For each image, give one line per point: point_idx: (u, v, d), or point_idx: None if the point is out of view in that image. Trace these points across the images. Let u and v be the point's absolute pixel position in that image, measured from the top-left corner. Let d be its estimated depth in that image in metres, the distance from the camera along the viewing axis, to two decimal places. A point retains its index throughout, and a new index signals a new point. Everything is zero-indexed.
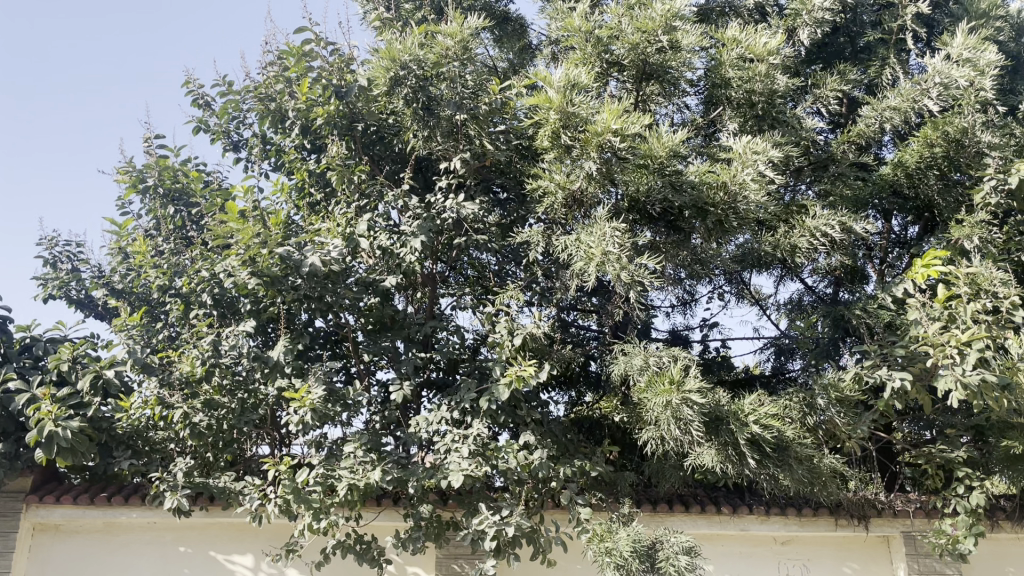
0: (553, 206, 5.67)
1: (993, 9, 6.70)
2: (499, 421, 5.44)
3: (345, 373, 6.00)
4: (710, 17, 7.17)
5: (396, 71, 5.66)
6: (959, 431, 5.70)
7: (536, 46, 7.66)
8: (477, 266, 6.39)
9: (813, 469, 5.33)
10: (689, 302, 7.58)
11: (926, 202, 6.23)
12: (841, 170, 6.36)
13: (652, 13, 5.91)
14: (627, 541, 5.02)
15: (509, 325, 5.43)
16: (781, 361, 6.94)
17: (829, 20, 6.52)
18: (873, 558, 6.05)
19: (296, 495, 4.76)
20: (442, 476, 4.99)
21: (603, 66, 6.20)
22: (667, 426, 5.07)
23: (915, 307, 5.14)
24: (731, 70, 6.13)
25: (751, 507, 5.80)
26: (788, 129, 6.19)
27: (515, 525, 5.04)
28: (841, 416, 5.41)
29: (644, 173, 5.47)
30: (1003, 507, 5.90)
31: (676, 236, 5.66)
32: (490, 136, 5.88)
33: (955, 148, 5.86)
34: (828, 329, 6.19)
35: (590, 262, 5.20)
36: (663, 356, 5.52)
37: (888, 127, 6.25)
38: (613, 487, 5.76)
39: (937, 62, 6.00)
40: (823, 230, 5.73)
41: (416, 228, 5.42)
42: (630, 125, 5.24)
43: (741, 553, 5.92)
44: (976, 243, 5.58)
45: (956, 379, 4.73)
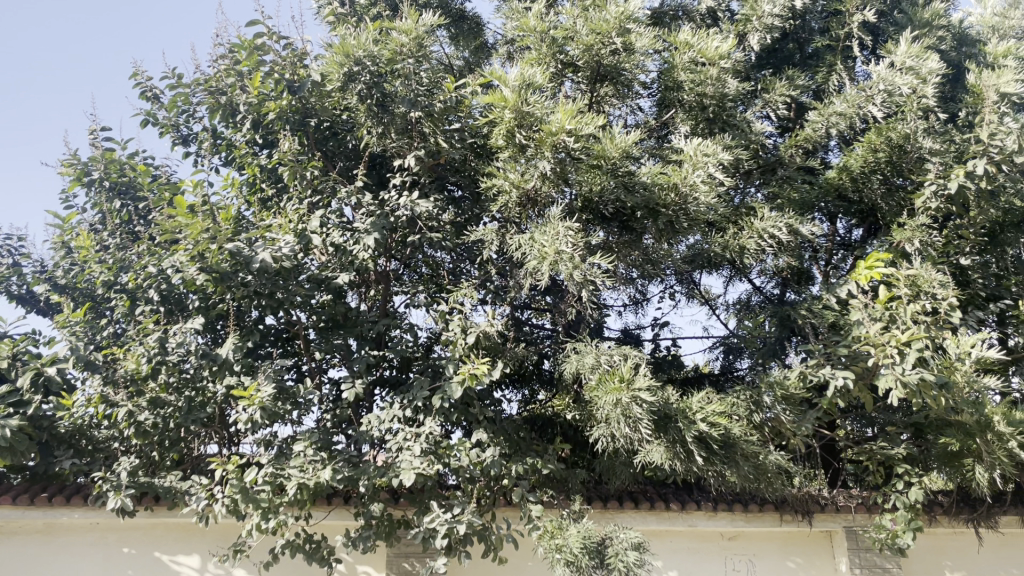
0: (508, 204, 5.72)
1: (937, 17, 6.81)
2: (452, 419, 5.44)
3: (297, 372, 5.94)
4: (663, 20, 7.29)
5: (350, 67, 5.64)
6: (899, 428, 5.87)
7: (492, 45, 7.69)
8: (432, 264, 6.36)
9: (759, 465, 5.44)
10: (640, 302, 7.67)
11: (871, 206, 6.39)
12: (789, 173, 6.50)
13: (606, 16, 5.90)
14: (577, 538, 5.06)
15: (462, 323, 5.44)
16: (730, 359, 7.10)
17: (778, 26, 6.63)
18: (816, 552, 6.19)
19: (244, 494, 4.70)
20: (394, 474, 4.98)
21: (558, 67, 6.27)
22: (617, 424, 5.12)
23: (858, 307, 5.29)
24: (683, 73, 6.23)
25: (699, 503, 5.90)
26: (738, 133, 6.31)
27: (466, 523, 5.04)
28: (787, 413, 5.52)
29: (597, 173, 5.49)
30: (941, 502, 6.01)
31: (628, 235, 5.73)
32: (445, 134, 5.89)
33: (898, 153, 6.05)
34: (774, 328, 6.38)
35: (544, 261, 5.23)
36: (614, 355, 5.60)
37: (834, 132, 6.44)
38: (565, 484, 5.80)
39: (881, 70, 6.17)
40: (771, 232, 5.83)
41: (370, 225, 5.39)
42: (584, 126, 5.26)
43: (689, 548, 6.03)
44: (917, 247, 5.76)
45: (896, 378, 4.88)
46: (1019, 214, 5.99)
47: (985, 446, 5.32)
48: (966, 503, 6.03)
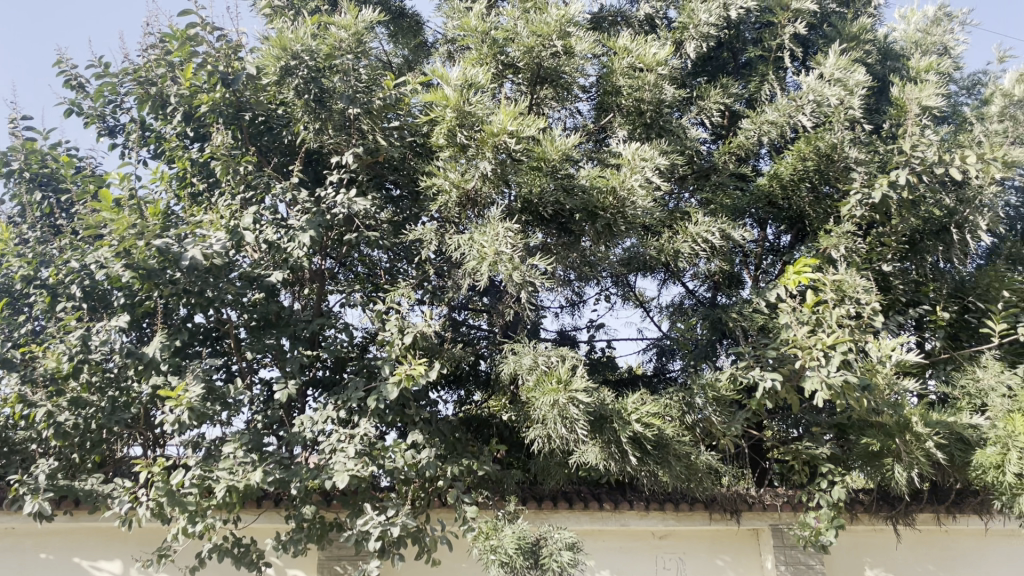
0: (448, 205, 5.71)
1: (864, 32, 7.05)
2: (386, 420, 5.39)
3: (226, 372, 5.80)
4: (602, 25, 7.38)
5: (287, 61, 5.56)
6: (823, 429, 6.05)
7: (432, 44, 7.66)
8: (368, 262, 6.31)
9: (690, 465, 5.53)
10: (577, 303, 7.75)
11: (799, 213, 6.62)
12: (722, 179, 6.67)
13: (547, 18, 5.95)
14: (512, 539, 5.06)
15: (399, 323, 5.40)
16: (662, 361, 7.27)
17: (714, 35, 6.76)
18: (743, 550, 6.34)
19: (170, 497, 4.56)
20: (327, 476, 4.90)
21: (498, 67, 6.28)
22: (554, 425, 5.14)
23: (787, 311, 5.47)
24: (622, 78, 6.29)
25: (631, 503, 5.98)
26: (674, 139, 6.42)
27: (400, 525, 4.99)
28: (718, 414, 5.63)
29: (538, 175, 5.55)
30: (862, 500, 6.21)
31: (567, 237, 5.77)
32: (384, 132, 5.82)
33: (826, 162, 6.23)
34: (706, 330, 6.51)
35: (483, 262, 5.21)
36: (551, 356, 5.62)
37: (765, 140, 6.62)
38: (500, 485, 5.80)
39: (810, 81, 6.34)
40: (704, 237, 5.96)
41: (305, 223, 5.29)
42: (525, 128, 5.26)
43: (621, 547, 6.13)
44: (842, 253, 5.96)
45: (821, 380, 5.01)
46: (937, 223, 6.16)
47: (904, 446, 5.49)
48: (886, 501, 6.25)
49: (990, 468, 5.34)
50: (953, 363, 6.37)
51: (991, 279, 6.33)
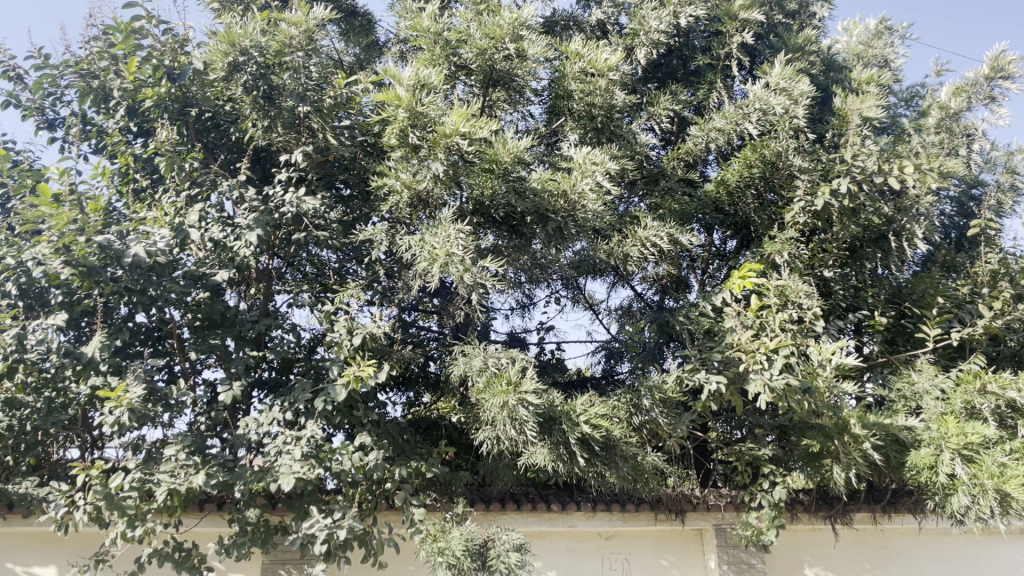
0: (398, 204, 5.67)
1: (808, 44, 7.22)
2: (334, 421, 5.35)
3: (168, 372, 5.68)
4: (555, 29, 7.44)
5: (235, 57, 5.44)
6: (765, 430, 6.19)
7: (384, 43, 7.61)
8: (317, 262, 6.29)
9: (637, 466, 5.59)
10: (527, 305, 7.79)
11: (744, 220, 6.78)
12: (670, 185, 6.85)
13: (500, 21, 5.94)
14: (460, 541, 5.04)
15: (348, 324, 5.36)
16: (611, 363, 7.36)
17: (664, 43, 6.86)
18: (687, 550, 6.43)
19: (109, 501, 4.44)
20: (272, 479, 4.83)
21: (451, 68, 6.28)
22: (503, 426, 5.14)
23: (732, 315, 5.57)
24: (574, 83, 6.34)
25: (579, 504, 6.03)
26: (624, 143, 6.52)
27: (347, 528, 4.94)
28: (664, 416, 5.71)
29: (489, 177, 5.57)
30: (802, 500, 6.36)
31: (517, 239, 5.78)
32: (333, 130, 5.71)
33: (771, 169, 6.37)
34: (654, 333, 6.62)
35: (434, 263, 5.19)
36: (501, 358, 5.63)
37: (712, 147, 6.76)
38: (448, 487, 5.80)
39: (757, 89, 6.47)
40: (653, 241, 6.05)
41: (252, 221, 5.20)
42: (478, 129, 5.24)
43: (568, 548, 6.19)
44: (785, 259, 6.11)
45: (764, 383, 5.12)
46: (876, 231, 6.34)
47: (842, 447, 5.59)
48: (825, 500, 6.41)
49: (924, 469, 5.41)
50: (889, 366, 6.55)
51: (927, 286, 6.51)
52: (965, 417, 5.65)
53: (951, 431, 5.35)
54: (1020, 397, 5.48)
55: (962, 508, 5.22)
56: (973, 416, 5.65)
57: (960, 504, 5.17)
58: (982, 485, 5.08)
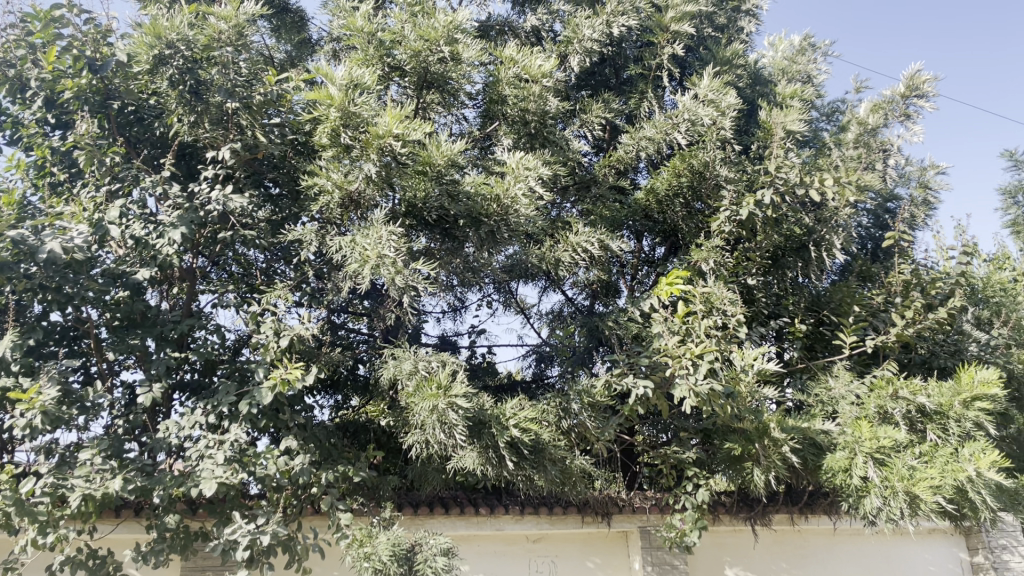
0: (329, 205, 5.56)
1: (736, 57, 7.40)
2: (259, 425, 5.24)
3: (84, 373, 5.47)
4: (490, 34, 7.47)
5: (161, 50, 5.27)
6: (690, 434, 6.31)
7: (316, 41, 7.53)
8: (243, 262, 6.14)
9: (565, 469, 5.63)
10: (458, 308, 7.79)
11: (673, 227, 6.94)
12: (601, 192, 6.96)
13: (435, 23, 5.91)
14: (387, 546, 4.99)
15: (275, 326, 5.24)
16: (541, 367, 7.41)
17: (597, 51, 6.94)
18: (613, 552, 6.52)
19: (18, 507, 4.24)
20: (193, 483, 4.69)
21: (385, 69, 6.25)
22: (433, 430, 5.10)
23: (660, 321, 5.75)
24: (507, 88, 6.38)
25: (507, 507, 6.05)
26: (557, 150, 6.58)
27: (270, 534, 4.83)
28: (591, 419, 5.76)
29: (423, 179, 5.51)
30: (724, 502, 6.51)
31: (450, 243, 5.77)
32: (263, 128, 5.65)
33: (698, 178, 6.53)
34: (584, 338, 6.67)
35: (365, 264, 5.12)
36: (431, 361, 5.62)
37: (643, 155, 6.89)
38: (375, 492, 5.75)
39: (686, 100, 6.62)
40: (584, 247, 6.11)
41: (176, 219, 5.04)
42: (411, 131, 5.21)
43: (494, 551, 6.20)
44: (711, 266, 6.25)
45: (689, 387, 5.22)
46: (798, 241, 6.58)
47: (763, 451, 5.71)
48: (746, 502, 6.58)
49: (839, 472, 5.60)
50: (807, 372, 6.77)
51: (844, 295, 6.67)
52: (878, 421, 5.86)
53: (865, 435, 5.53)
54: (929, 402, 5.71)
55: (874, 510, 5.39)
56: (885, 420, 5.86)
57: (872, 505, 5.33)
58: (892, 487, 5.26)
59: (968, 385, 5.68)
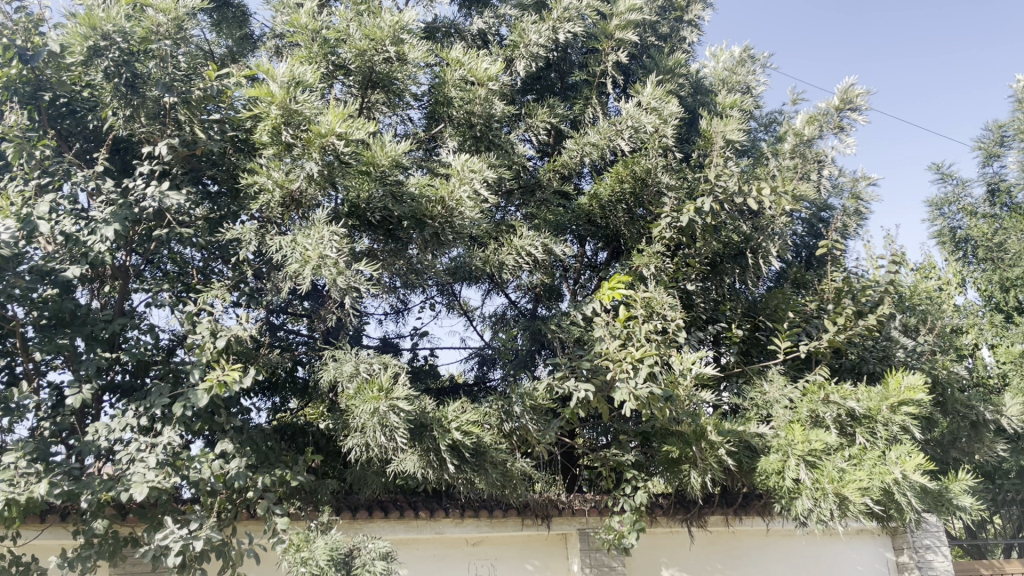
0: (269, 204, 5.48)
1: (678, 66, 7.53)
2: (193, 428, 5.12)
3: (9, 373, 5.26)
4: (436, 36, 7.43)
5: (95, 41, 5.12)
6: (629, 436, 6.38)
7: (258, 37, 7.46)
8: (179, 260, 6.00)
9: (506, 472, 5.64)
10: (401, 310, 7.73)
11: (615, 232, 7.03)
12: (545, 196, 7.00)
13: (380, 23, 5.86)
14: (324, 551, 4.89)
15: (211, 326, 5.12)
16: (483, 370, 7.42)
17: (543, 57, 6.98)
18: (552, 554, 6.56)
19: None
20: (123, 488, 4.55)
21: (329, 67, 6.18)
22: (373, 433, 5.04)
23: (602, 324, 5.79)
24: (453, 90, 6.35)
25: (447, 511, 6.03)
26: (502, 153, 6.62)
27: (204, 539, 4.71)
28: (534, 422, 5.76)
29: (366, 179, 5.39)
30: (661, 505, 6.60)
31: (393, 244, 5.75)
32: (202, 124, 5.49)
33: (640, 185, 6.62)
34: (525, 341, 6.72)
35: (306, 265, 5.04)
36: (373, 364, 5.57)
37: (587, 161, 6.97)
38: (313, 495, 5.67)
39: (629, 108, 6.70)
40: (528, 250, 6.13)
41: (109, 216, 4.89)
42: (354, 131, 5.11)
43: (434, 555, 6.18)
44: (652, 271, 6.37)
45: (629, 391, 5.27)
46: (735, 248, 6.73)
47: (699, 453, 5.81)
48: (682, 504, 6.68)
49: (772, 474, 5.73)
50: (743, 376, 6.91)
51: (778, 301, 6.90)
52: (810, 424, 6.03)
53: (797, 438, 5.68)
54: (858, 407, 5.88)
55: (805, 510, 5.53)
56: (817, 424, 6.04)
57: (803, 506, 5.47)
58: (822, 489, 5.41)
59: (896, 390, 5.81)
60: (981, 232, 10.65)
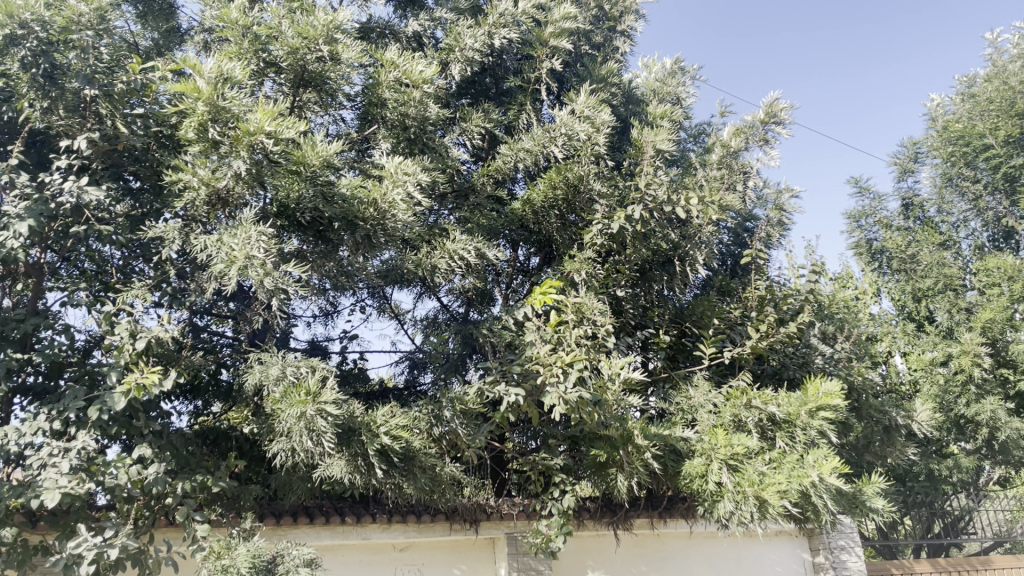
0: (195, 202, 5.26)
1: (611, 76, 7.64)
2: (110, 432, 4.93)
3: None
4: (370, 36, 7.32)
5: (12, 29, 4.86)
6: (558, 441, 6.43)
7: (186, 31, 7.27)
8: (97, 258, 5.76)
9: (435, 477, 5.61)
10: (331, 313, 7.63)
11: (547, 238, 7.09)
12: (479, 201, 6.99)
13: (314, 21, 5.77)
14: (246, 558, 4.73)
15: (131, 327, 4.92)
16: (414, 374, 7.37)
17: (478, 61, 6.98)
18: (479, 559, 6.55)
19: None
20: (33, 495, 4.34)
21: (259, 65, 6.06)
22: (299, 438, 4.93)
23: (532, 329, 5.81)
24: (388, 91, 6.29)
25: (374, 516, 5.96)
26: (436, 156, 6.60)
27: (119, 547, 4.53)
28: (463, 427, 5.73)
29: (295, 179, 5.32)
30: (588, 508, 6.66)
31: (323, 245, 5.61)
32: (125, 119, 5.28)
33: (572, 192, 6.69)
34: (457, 346, 6.70)
35: (232, 266, 4.90)
36: (300, 367, 5.50)
37: (520, 166, 7.02)
38: (236, 501, 5.54)
39: (563, 115, 6.76)
40: (461, 254, 6.13)
41: (23, 211, 4.67)
42: (283, 129, 5.04)
43: (360, 561, 6.09)
44: (583, 277, 6.42)
45: (559, 395, 5.28)
46: (664, 255, 6.86)
47: (626, 457, 5.87)
48: (609, 507, 6.77)
49: (696, 477, 5.84)
50: (670, 382, 7.04)
51: (705, 308, 6.98)
52: (733, 429, 6.17)
53: (720, 442, 5.82)
54: (778, 412, 6.04)
55: (727, 513, 5.66)
56: (739, 428, 6.19)
57: (725, 509, 5.60)
58: (743, 492, 5.55)
59: (814, 396, 5.98)
60: (896, 244, 11.03)
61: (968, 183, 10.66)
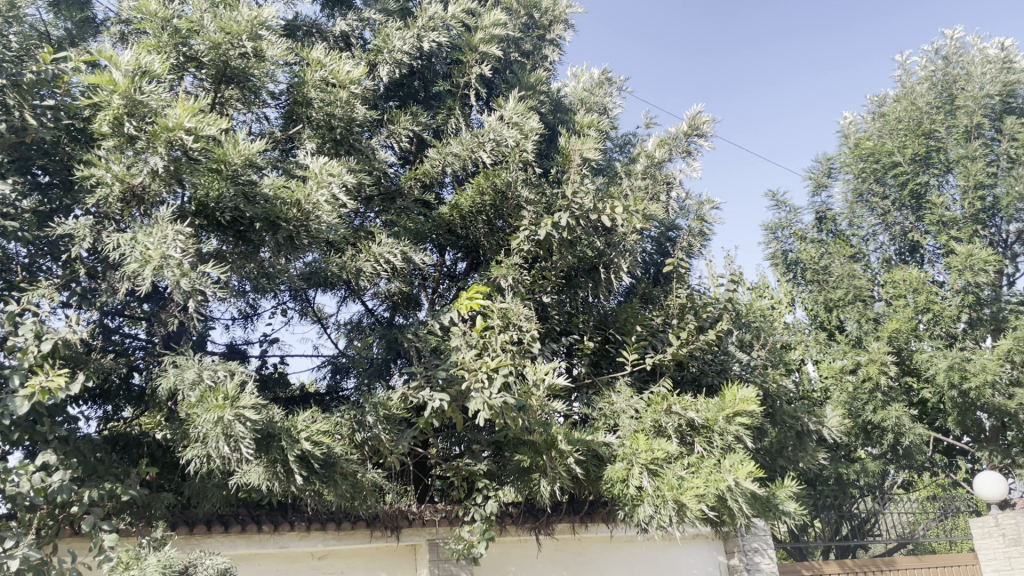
0: (108, 198, 5.03)
1: (540, 84, 7.70)
2: (11, 438, 4.68)
3: None
4: (296, 34, 7.18)
5: None
6: (482, 446, 6.43)
7: (101, 21, 7.01)
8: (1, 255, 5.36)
9: (356, 484, 5.52)
10: (250, 315, 7.44)
11: (474, 243, 7.10)
12: (406, 204, 6.92)
13: (237, 16, 5.63)
14: (156, 567, 4.54)
15: (36, 328, 4.67)
16: (336, 378, 7.25)
17: (407, 64, 6.93)
18: (399, 566, 6.48)
19: None
20: None
21: (179, 58, 5.79)
22: (215, 444, 4.76)
23: (458, 334, 5.80)
24: (313, 91, 6.22)
25: (292, 524, 5.83)
26: (362, 157, 6.51)
27: (20, 558, 4.29)
28: (386, 432, 5.66)
29: (216, 178, 5.18)
30: (511, 513, 6.68)
31: (244, 246, 5.47)
32: (33, 109, 5.06)
33: (500, 198, 6.71)
34: (382, 350, 6.62)
35: (146, 265, 4.71)
36: (217, 371, 5.33)
37: (448, 170, 6.95)
38: (146, 510, 5.34)
39: (492, 121, 6.79)
40: (386, 258, 6.06)
41: None
42: (205, 126, 4.87)
43: (276, 570, 5.94)
44: (509, 283, 6.44)
45: (484, 401, 5.26)
46: (589, 262, 6.93)
47: (549, 462, 5.85)
48: (531, 513, 6.79)
49: (617, 481, 5.91)
50: (593, 388, 7.11)
51: (628, 315, 7.09)
52: (653, 434, 6.29)
53: (641, 447, 5.91)
54: (696, 418, 6.16)
55: (646, 517, 5.75)
56: (659, 433, 6.31)
57: (645, 513, 5.69)
58: (663, 496, 5.65)
59: (731, 402, 6.15)
60: (809, 256, 11.41)
61: (877, 199, 11.13)
